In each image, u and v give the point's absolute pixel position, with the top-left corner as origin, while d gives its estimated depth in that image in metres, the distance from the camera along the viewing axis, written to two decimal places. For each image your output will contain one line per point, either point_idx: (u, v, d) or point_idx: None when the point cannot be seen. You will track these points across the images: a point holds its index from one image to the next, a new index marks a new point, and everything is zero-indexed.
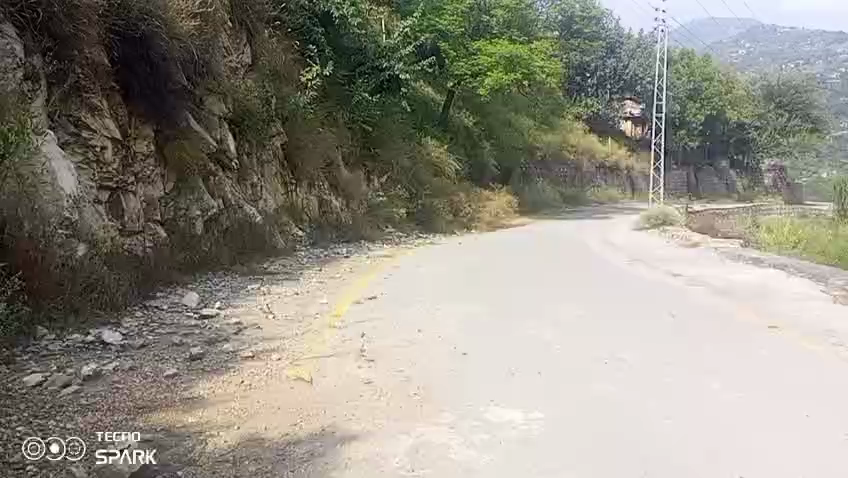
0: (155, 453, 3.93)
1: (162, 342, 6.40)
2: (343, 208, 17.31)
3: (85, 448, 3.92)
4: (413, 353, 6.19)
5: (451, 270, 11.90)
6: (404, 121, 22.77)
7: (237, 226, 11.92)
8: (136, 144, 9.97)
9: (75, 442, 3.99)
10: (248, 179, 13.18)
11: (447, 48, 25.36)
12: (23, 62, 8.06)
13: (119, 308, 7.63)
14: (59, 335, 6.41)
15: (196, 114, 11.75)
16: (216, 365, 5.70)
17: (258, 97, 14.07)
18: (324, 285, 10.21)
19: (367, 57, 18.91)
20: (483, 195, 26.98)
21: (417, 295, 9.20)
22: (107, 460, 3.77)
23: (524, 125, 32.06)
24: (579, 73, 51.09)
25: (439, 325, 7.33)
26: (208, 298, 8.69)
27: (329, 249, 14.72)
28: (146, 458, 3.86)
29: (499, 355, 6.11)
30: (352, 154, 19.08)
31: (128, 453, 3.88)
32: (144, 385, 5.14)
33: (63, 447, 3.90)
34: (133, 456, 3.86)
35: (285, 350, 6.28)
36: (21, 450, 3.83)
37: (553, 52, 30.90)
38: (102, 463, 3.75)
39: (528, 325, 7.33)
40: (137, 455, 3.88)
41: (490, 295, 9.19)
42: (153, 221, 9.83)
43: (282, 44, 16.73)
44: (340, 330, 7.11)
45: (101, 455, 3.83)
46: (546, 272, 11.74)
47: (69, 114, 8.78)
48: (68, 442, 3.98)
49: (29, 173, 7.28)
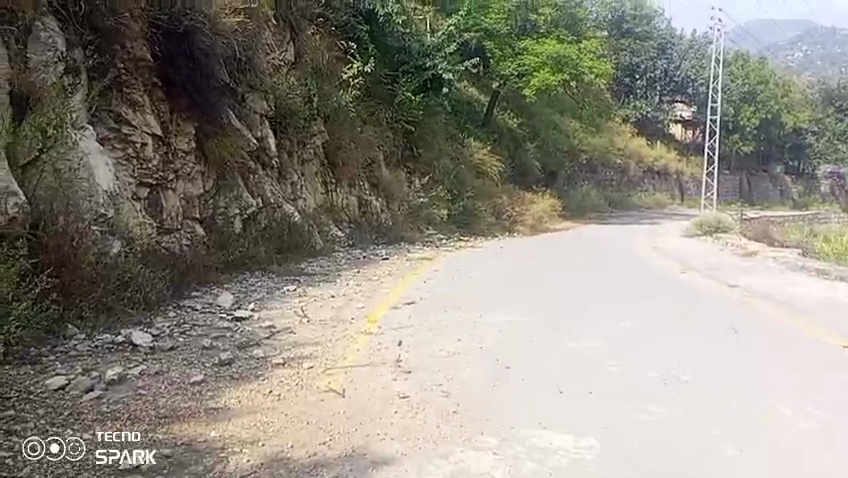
0: (156, 451, 3.88)
1: (191, 345, 6.16)
2: (384, 209, 17.01)
3: (86, 448, 3.87)
4: (453, 365, 5.80)
5: (493, 276, 11.47)
6: (447, 122, 22.49)
7: (276, 225, 11.67)
8: (176, 141, 9.83)
9: (75, 441, 3.94)
10: (287, 177, 13.00)
11: (493, 47, 24.74)
12: (64, 56, 7.98)
13: (152, 307, 7.45)
14: (89, 334, 6.23)
15: (238, 111, 11.63)
16: (245, 373, 5.41)
17: (300, 95, 13.90)
18: (361, 288, 9.91)
19: (410, 56, 19.16)
20: (527, 198, 26.31)
21: (457, 302, 8.80)
22: (107, 460, 3.74)
23: (564, 127, 31.97)
24: (628, 74, 49.90)
25: (481, 335, 6.91)
26: (243, 299, 8.49)
27: (367, 251, 14.39)
28: (146, 458, 3.81)
29: (546, 371, 5.65)
30: (394, 155, 18.70)
31: (128, 453, 3.84)
32: (168, 391, 4.88)
33: (63, 447, 3.85)
34: (133, 456, 3.81)
35: (317, 357, 5.96)
36: (22, 449, 3.78)
37: (602, 52, 30.10)
38: (103, 463, 3.72)
39: (575, 337, 6.87)
40: (137, 455, 3.83)
41: (534, 304, 8.73)
42: (191, 219, 9.68)
43: (325, 42, 16.32)
44: (375, 337, 6.77)
45: (101, 454, 3.79)
46: (593, 280, 11.21)
47: (110, 109, 8.68)
48: (68, 441, 3.92)
49: (66, 168, 7.17)
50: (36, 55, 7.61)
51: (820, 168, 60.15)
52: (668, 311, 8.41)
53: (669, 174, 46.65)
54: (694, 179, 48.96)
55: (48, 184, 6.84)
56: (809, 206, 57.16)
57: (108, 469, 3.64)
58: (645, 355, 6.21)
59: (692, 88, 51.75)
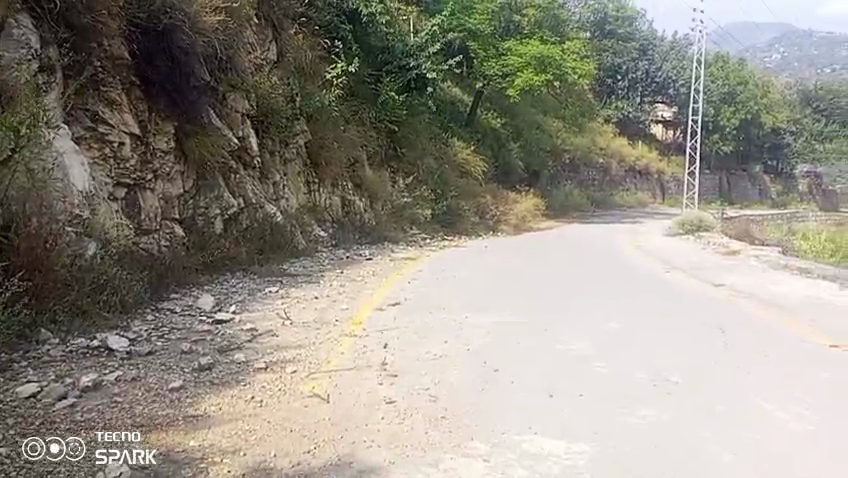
0: (157, 451, 3.87)
1: (170, 350, 5.98)
2: (367, 209, 16.84)
3: (85, 448, 3.85)
4: (440, 368, 5.68)
5: (478, 276, 11.36)
6: (430, 121, 22.37)
7: (258, 226, 11.47)
8: (155, 140, 9.60)
9: (75, 442, 3.92)
10: (269, 177, 12.80)
11: (476, 47, 24.71)
12: (38, 53, 7.75)
13: (129, 310, 7.24)
14: (63, 339, 6.03)
15: (219, 110, 11.43)
16: (225, 378, 5.25)
17: (282, 94, 13.71)
18: (345, 289, 9.76)
19: (394, 56, 19.04)
20: (511, 197, 26.30)
21: (442, 303, 8.68)
22: (106, 459, 3.73)
23: (547, 127, 32.03)
24: (611, 75, 50.28)
25: (468, 337, 6.80)
26: (224, 301, 8.30)
27: (351, 251, 14.23)
28: (146, 457, 3.79)
29: (534, 373, 5.55)
30: (378, 154, 18.55)
31: (128, 453, 3.83)
32: (145, 398, 4.70)
33: (63, 447, 3.83)
34: (134, 456, 3.80)
35: (300, 361, 5.80)
36: (21, 449, 3.78)
37: (585, 53, 30.21)
38: (102, 463, 3.70)
39: (563, 338, 6.77)
40: (137, 455, 3.82)
41: (520, 304, 8.64)
42: (170, 219, 9.47)
43: (308, 41, 16.15)
44: (359, 340, 6.62)
45: (101, 454, 3.78)
46: (578, 280, 11.15)
47: (86, 108, 8.45)
48: (68, 441, 3.91)
49: (39, 168, 6.88)
50: (8, 53, 7.38)
51: (798, 168, 60.99)
52: (655, 311, 8.37)
53: (650, 174, 46.99)
54: (675, 179, 49.36)
55: (20, 185, 6.57)
56: (787, 206, 57.91)
57: (103, 468, 3.62)
58: (634, 357, 6.13)
59: (672, 89, 52.18)
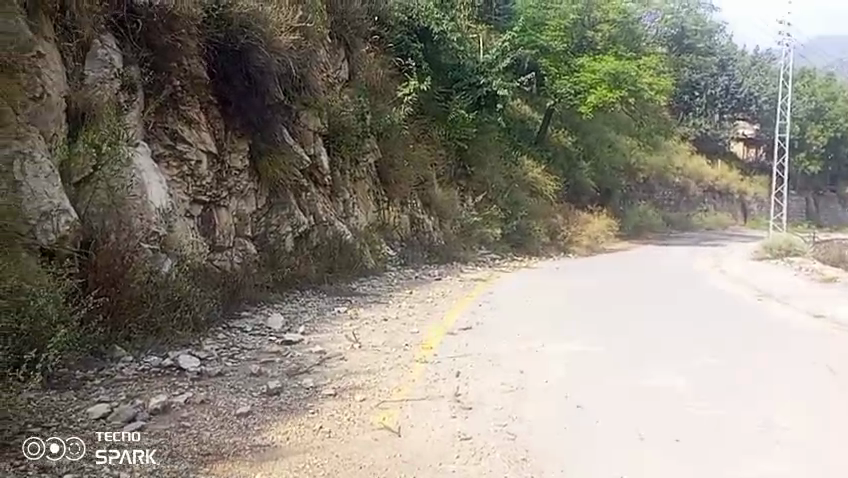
0: (156, 451, 4.04)
1: (239, 371, 5.88)
2: (436, 227, 16.61)
3: (85, 448, 3.99)
4: (518, 401, 5.33)
5: (552, 300, 10.88)
6: (500, 139, 22.08)
7: (327, 244, 11.42)
8: (231, 159, 9.73)
9: (74, 441, 4.07)
10: (339, 195, 12.80)
11: (548, 64, 24.30)
12: (120, 72, 7.97)
13: (202, 328, 7.23)
14: (137, 356, 6.03)
15: (291, 129, 11.52)
16: (293, 404, 5.07)
17: (353, 113, 13.72)
18: (414, 311, 9.50)
19: (464, 74, 18.84)
20: (582, 217, 25.57)
21: (516, 329, 8.31)
22: (107, 459, 3.88)
23: (621, 146, 30.98)
24: (688, 92, 48.50)
25: (546, 367, 6.41)
26: (293, 320, 8.21)
27: (420, 271, 14.02)
28: (146, 457, 3.95)
29: (622, 412, 5.12)
30: (447, 173, 18.38)
31: (129, 453, 3.99)
32: (213, 423, 4.58)
33: (63, 447, 3.96)
34: (134, 456, 3.96)
35: (369, 388, 5.58)
36: (22, 450, 3.88)
37: (663, 68, 29.18)
38: (101, 462, 3.84)
39: (651, 373, 6.28)
40: (137, 455, 3.98)
41: (599, 332, 8.15)
42: (243, 237, 9.52)
43: (380, 59, 16.20)
44: (430, 366, 6.35)
45: (101, 454, 3.94)
46: (661, 307, 10.50)
47: (165, 126, 8.64)
48: (68, 442, 4.05)
49: (119, 185, 7.07)
50: (92, 73, 7.64)
51: None
52: (750, 345, 7.70)
53: (731, 194, 44.86)
54: (757, 199, 46.88)
55: (101, 201, 6.83)
56: None
57: (104, 466, 3.77)
58: (733, 398, 5.59)
59: (755, 105, 49.59)
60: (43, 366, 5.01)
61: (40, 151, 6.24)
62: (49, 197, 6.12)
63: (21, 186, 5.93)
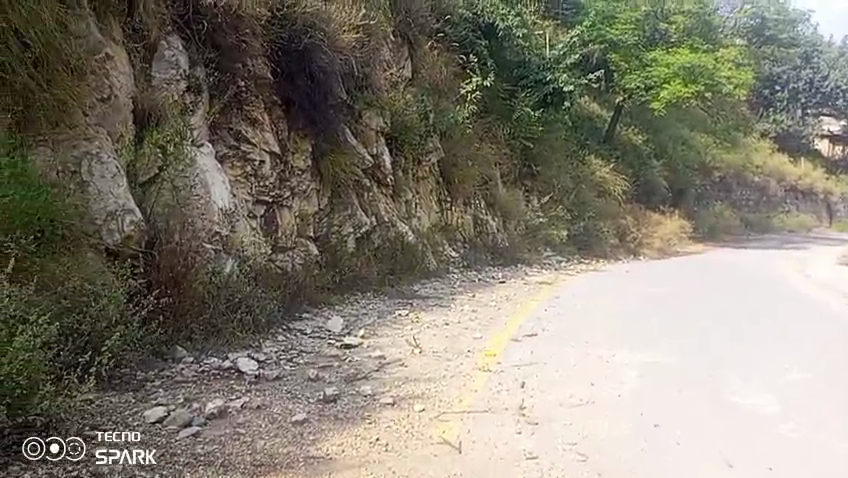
0: (156, 451, 3.94)
1: (297, 376, 5.74)
2: (500, 228, 16.21)
3: (85, 447, 3.84)
4: (589, 418, 4.96)
5: (621, 305, 10.35)
6: (567, 138, 21.45)
7: (389, 245, 11.24)
8: (294, 159, 9.71)
9: (74, 441, 3.88)
10: (402, 196, 12.63)
11: (618, 59, 23.63)
12: (186, 74, 8.03)
13: (262, 330, 7.16)
14: (197, 358, 5.98)
15: (353, 129, 11.45)
16: (350, 413, 4.88)
17: (416, 112, 13.53)
18: (476, 315, 9.18)
19: (530, 71, 18.34)
20: (653, 218, 24.55)
21: (583, 336, 7.88)
22: (106, 460, 3.76)
23: (693, 143, 29.81)
24: (769, 85, 46.29)
25: (618, 380, 5.99)
26: (352, 323, 8.04)
27: (483, 273, 13.65)
28: (145, 458, 3.85)
29: (705, 434, 4.67)
30: (512, 173, 17.95)
31: (128, 452, 3.88)
32: (268, 430, 4.43)
33: (63, 447, 3.79)
34: (134, 455, 3.86)
35: (430, 398, 5.33)
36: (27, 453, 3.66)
37: (742, 61, 27.68)
38: (104, 463, 3.73)
39: (735, 388, 5.77)
40: (137, 455, 3.88)
41: (675, 341, 7.63)
42: (305, 238, 9.46)
43: (444, 58, 15.93)
44: (493, 376, 6.03)
45: (101, 454, 3.81)
46: (741, 313, 9.82)
47: (230, 127, 8.66)
48: (68, 441, 3.86)
49: (183, 185, 7.10)
50: (158, 74, 7.70)
51: None
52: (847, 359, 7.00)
53: (815, 194, 42.21)
54: (844, 199, 43.93)
55: (165, 202, 6.83)
56: None
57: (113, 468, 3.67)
58: (831, 420, 5.03)
59: (842, 100, 46.72)
60: (99, 368, 4.99)
61: (107, 151, 6.37)
62: (114, 197, 6.18)
63: (88, 185, 6.04)
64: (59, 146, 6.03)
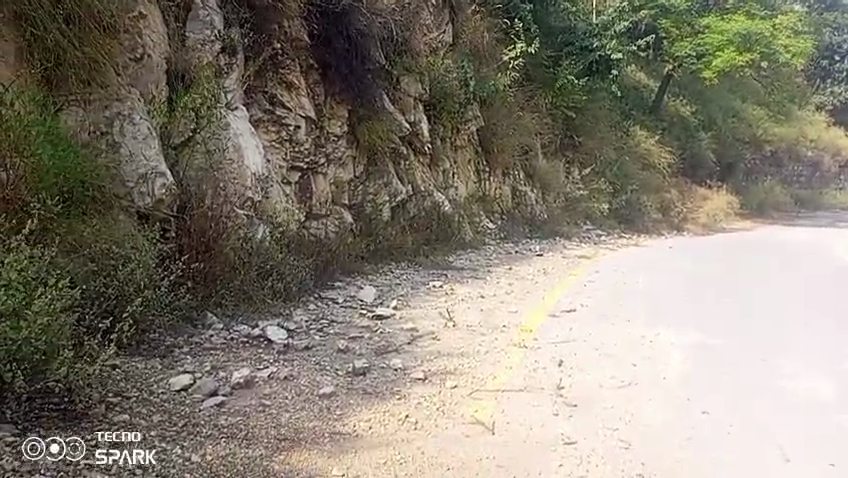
0: (159, 452, 3.47)
1: (326, 346, 5.60)
2: (539, 200, 15.78)
3: (85, 447, 3.39)
4: (630, 402, 4.67)
5: (664, 282, 9.95)
6: (612, 108, 20.69)
7: (425, 215, 11.00)
8: (330, 124, 9.49)
9: (74, 441, 3.44)
10: (439, 165, 12.35)
11: (669, 25, 22.52)
12: (221, 34, 7.80)
13: (294, 298, 7.03)
14: (227, 325, 5.86)
15: (391, 95, 11.17)
16: (379, 387, 4.71)
17: (456, 78, 13.12)
18: (513, 288, 8.91)
19: (576, 37, 17.57)
20: (699, 193, 23.67)
21: (624, 314, 7.54)
22: (106, 460, 3.31)
23: (745, 115, 28.61)
24: (827, 56, 44.00)
25: (661, 361, 5.68)
26: (385, 293, 7.88)
27: (521, 245, 13.31)
28: (147, 458, 3.39)
29: (757, 424, 4.35)
30: (553, 143, 17.43)
31: (128, 453, 3.41)
32: (294, 403, 4.29)
33: (63, 447, 3.36)
34: (132, 457, 3.39)
35: (463, 374, 5.12)
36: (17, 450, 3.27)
37: (802, 28, 26.25)
38: (101, 464, 3.27)
39: (789, 374, 5.40)
40: (136, 456, 3.41)
41: (722, 321, 7.26)
42: (340, 205, 9.29)
43: (486, 22, 15.31)
44: (530, 353, 5.79)
45: (101, 454, 3.35)
46: (793, 293, 9.34)
47: (265, 90, 8.47)
48: (68, 441, 3.43)
49: (215, 148, 6.97)
50: (193, 34, 7.49)
51: None
52: None
53: None
54: None
55: (198, 166, 6.71)
56: None
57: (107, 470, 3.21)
58: None
59: None
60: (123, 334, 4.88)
61: (139, 112, 6.22)
62: (146, 159, 6.04)
63: (120, 146, 5.93)
64: (90, 106, 5.90)
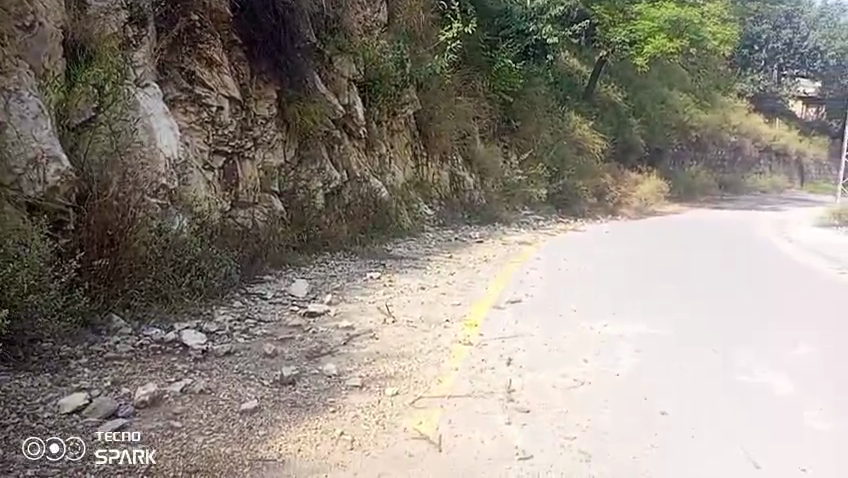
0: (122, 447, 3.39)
1: (251, 352, 4.98)
2: (477, 185, 15.42)
3: (85, 448, 3.35)
4: (588, 404, 4.31)
5: (605, 269, 9.77)
6: (548, 93, 20.63)
7: (361, 201, 10.41)
8: (257, 106, 8.77)
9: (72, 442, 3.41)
10: (375, 149, 11.80)
11: (602, 11, 22.25)
12: (129, 3, 6.98)
13: (217, 295, 6.31)
14: (137, 329, 5.19)
15: (323, 75, 10.51)
16: (310, 398, 4.17)
17: (392, 59, 12.51)
18: (455, 278, 8.49)
19: (513, 20, 17.34)
20: (632, 178, 23.99)
21: (569, 304, 7.22)
22: (106, 461, 3.25)
23: (673, 102, 29.09)
24: (748, 45, 46.22)
25: (613, 356, 5.36)
26: (319, 287, 7.29)
27: (460, 232, 12.91)
28: (147, 458, 3.31)
29: (722, 424, 4.08)
30: (491, 128, 17.10)
31: (129, 453, 3.34)
32: (210, 424, 3.71)
33: (62, 448, 3.35)
34: (134, 457, 3.31)
35: (405, 379, 4.65)
36: (20, 448, 3.31)
37: (729, 16, 26.88)
38: (100, 465, 3.22)
39: (743, 366, 5.21)
40: (138, 455, 3.33)
41: (668, 311, 7.05)
42: (269, 192, 8.59)
43: (421, 2, 14.74)
44: (475, 351, 5.36)
45: (101, 454, 3.30)
46: (731, 278, 9.32)
47: (181, 66, 7.67)
48: (68, 441, 3.41)
49: (122, 129, 6.19)
50: (96, 1, 6.64)
51: None
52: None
53: (787, 156, 41.68)
54: (815, 161, 43.80)
55: (102, 149, 5.92)
56: None
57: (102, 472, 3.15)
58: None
59: (821, 61, 46.78)
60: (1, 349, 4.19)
61: (28, 89, 5.34)
62: (36, 142, 5.20)
63: (5, 127, 5.06)
64: None
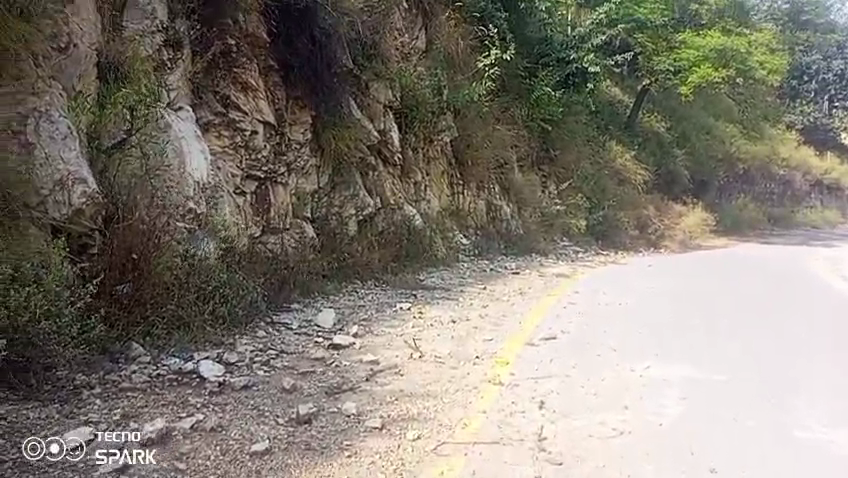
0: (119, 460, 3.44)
1: (270, 386, 4.76)
2: (515, 215, 15.12)
3: (85, 447, 3.55)
4: (627, 457, 3.94)
5: (648, 305, 9.29)
6: (588, 122, 20.30)
7: (395, 230, 10.21)
8: (291, 131, 8.70)
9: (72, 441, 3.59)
10: (410, 177, 11.64)
11: (644, 40, 22.00)
12: (165, 27, 7.01)
13: (241, 324, 6.13)
14: (156, 357, 5.03)
15: (359, 101, 10.43)
16: (326, 440, 3.91)
17: (428, 86, 12.42)
18: (488, 311, 8.17)
19: (553, 48, 17.18)
20: (675, 210, 23.33)
21: (609, 343, 6.82)
22: (107, 460, 3.43)
23: (718, 133, 28.35)
24: (797, 76, 44.89)
25: (657, 402, 4.96)
26: (346, 317, 7.06)
27: (496, 262, 12.58)
28: (148, 458, 3.52)
29: None
30: (529, 157, 16.82)
31: (127, 453, 3.53)
32: (217, 466, 3.48)
33: (62, 447, 3.53)
34: (133, 456, 3.51)
35: (429, 421, 4.35)
36: (20, 450, 3.49)
37: (776, 46, 26.25)
38: (101, 463, 3.40)
39: (801, 419, 4.75)
40: (137, 455, 3.54)
41: (716, 352, 6.58)
42: (300, 218, 8.47)
43: (460, 30, 14.66)
44: (506, 392, 5.03)
45: (101, 454, 3.48)
46: (783, 318, 8.75)
47: (216, 91, 7.63)
48: (68, 440, 3.60)
49: (152, 152, 6.12)
50: (132, 23, 6.66)
51: None
52: None
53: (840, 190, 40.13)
54: None
55: (132, 171, 5.85)
56: None
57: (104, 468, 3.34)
58: None
59: None
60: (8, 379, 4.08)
61: (59, 109, 5.29)
62: (64, 163, 5.12)
63: (34, 148, 4.99)
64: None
